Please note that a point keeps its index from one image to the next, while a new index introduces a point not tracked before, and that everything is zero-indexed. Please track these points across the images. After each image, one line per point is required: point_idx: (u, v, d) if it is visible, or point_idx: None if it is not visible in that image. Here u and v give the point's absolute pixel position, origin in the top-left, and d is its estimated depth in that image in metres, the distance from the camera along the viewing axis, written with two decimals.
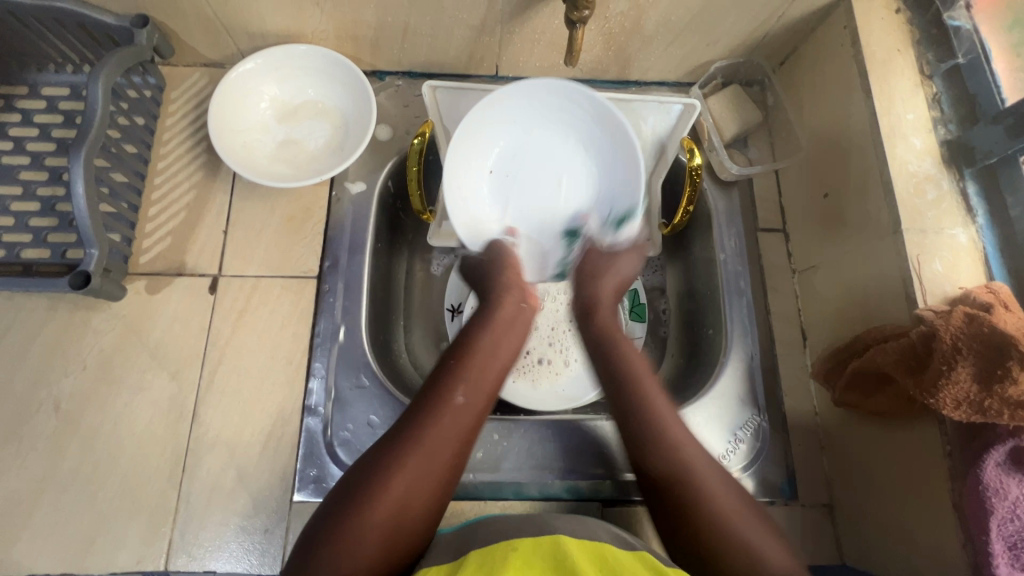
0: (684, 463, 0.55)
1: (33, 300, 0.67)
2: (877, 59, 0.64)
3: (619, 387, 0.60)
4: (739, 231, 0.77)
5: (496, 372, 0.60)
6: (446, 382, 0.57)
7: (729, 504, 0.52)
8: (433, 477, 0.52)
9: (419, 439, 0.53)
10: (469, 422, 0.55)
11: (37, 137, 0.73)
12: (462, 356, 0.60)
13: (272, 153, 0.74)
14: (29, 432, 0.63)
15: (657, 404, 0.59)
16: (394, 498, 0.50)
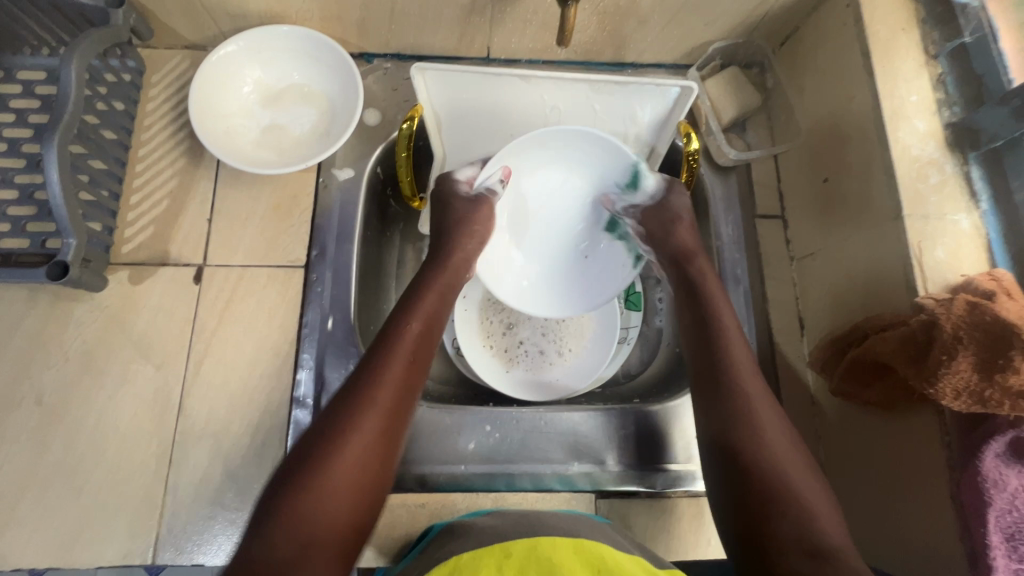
0: (764, 439, 0.52)
1: (13, 291, 0.65)
2: (881, 39, 0.62)
3: (726, 361, 0.57)
4: (737, 217, 0.75)
5: (430, 334, 0.57)
6: (384, 346, 0.54)
7: (793, 465, 0.50)
8: (383, 440, 0.49)
9: (365, 402, 0.49)
10: (409, 377, 0.53)
11: (13, 122, 0.71)
12: (408, 319, 0.56)
13: (257, 139, 0.71)
14: (11, 425, 0.62)
15: (751, 377, 0.56)
16: (347, 468, 0.46)
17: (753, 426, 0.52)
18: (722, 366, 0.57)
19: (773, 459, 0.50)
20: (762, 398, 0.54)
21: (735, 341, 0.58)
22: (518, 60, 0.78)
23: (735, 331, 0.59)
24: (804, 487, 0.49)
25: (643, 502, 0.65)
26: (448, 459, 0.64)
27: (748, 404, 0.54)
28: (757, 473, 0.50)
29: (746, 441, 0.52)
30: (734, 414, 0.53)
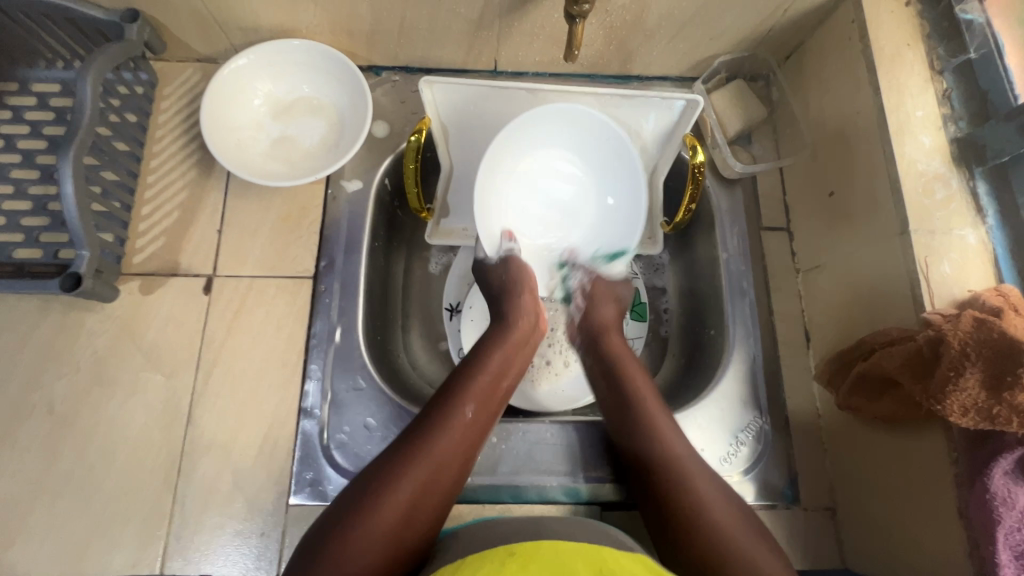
0: (686, 471, 0.55)
1: (25, 301, 0.66)
2: (886, 54, 0.63)
3: (635, 405, 0.61)
4: (742, 229, 0.76)
5: (500, 391, 0.60)
6: (458, 395, 0.57)
7: (722, 510, 0.52)
8: (433, 493, 0.52)
9: (423, 452, 0.52)
10: (474, 439, 0.56)
11: (28, 134, 0.72)
12: (479, 372, 0.59)
13: (267, 151, 0.72)
14: (23, 434, 0.62)
15: (654, 413, 0.60)
16: (398, 510, 0.49)
17: (674, 461, 0.56)
18: (621, 402, 0.62)
19: (681, 483, 0.54)
20: (676, 436, 0.59)
21: (642, 386, 0.63)
22: (524, 73, 0.79)
23: (643, 379, 0.64)
24: (717, 515, 0.52)
25: None
26: None
27: (659, 436, 0.58)
28: (679, 506, 0.53)
29: (669, 477, 0.55)
30: (647, 454, 0.58)
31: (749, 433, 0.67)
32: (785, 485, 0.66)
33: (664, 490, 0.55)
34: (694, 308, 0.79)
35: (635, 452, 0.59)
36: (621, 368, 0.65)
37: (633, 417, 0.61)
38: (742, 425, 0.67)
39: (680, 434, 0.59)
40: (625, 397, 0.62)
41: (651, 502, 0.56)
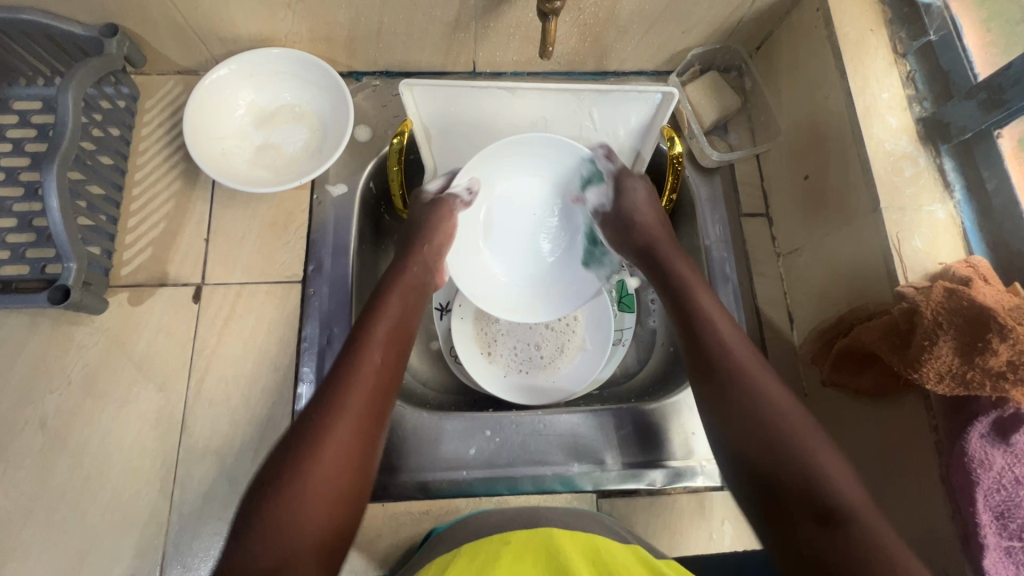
0: (779, 412, 0.53)
1: (14, 319, 0.66)
2: (850, 40, 0.65)
3: (725, 350, 0.58)
4: (723, 217, 0.77)
5: (404, 332, 0.61)
6: (363, 345, 0.57)
7: (778, 395, 0.55)
8: (361, 438, 0.52)
9: (343, 400, 0.53)
10: (384, 383, 0.56)
11: (10, 152, 0.72)
12: (377, 321, 0.60)
13: (252, 159, 0.73)
14: (15, 451, 0.62)
15: (737, 347, 0.58)
16: (331, 461, 0.49)
17: (779, 408, 0.54)
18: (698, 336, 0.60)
19: (784, 421, 0.53)
20: (765, 376, 0.56)
21: (734, 342, 0.59)
22: (503, 72, 0.81)
23: (723, 321, 0.60)
24: (839, 483, 0.49)
25: (644, 501, 0.67)
26: (451, 465, 0.65)
27: (753, 386, 0.55)
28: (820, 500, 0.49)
29: (784, 432, 0.52)
30: (739, 388, 0.55)
31: None
32: None
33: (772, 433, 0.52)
34: None
35: (709, 379, 0.57)
36: (702, 326, 0.60)
37: (727, 367, 0.57)
38: None
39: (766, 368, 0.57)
40: (715, 351, 0.58)
41: (760, 464, 0.52)
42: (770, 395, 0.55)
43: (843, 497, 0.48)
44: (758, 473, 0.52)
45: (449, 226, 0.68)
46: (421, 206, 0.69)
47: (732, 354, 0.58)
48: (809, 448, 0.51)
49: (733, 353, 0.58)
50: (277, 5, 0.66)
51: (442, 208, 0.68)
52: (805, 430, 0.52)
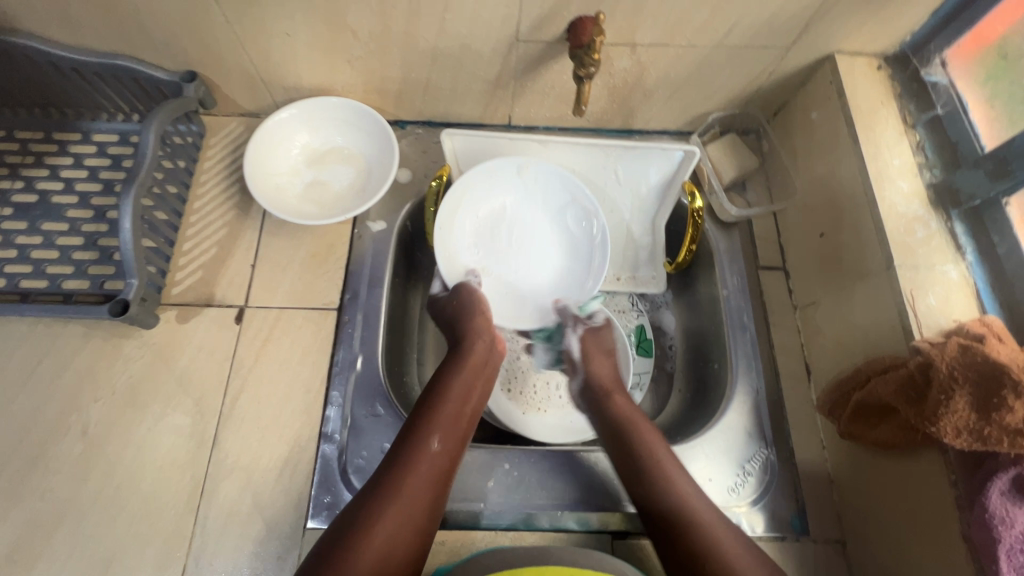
0: (688, 501, 0.58)
1: (70, 330, 0.71)
2: (863, 111, 0.70)
3: (632, 428, 0.66)
4: (741, 269, 0.81)
5: (467, 414, 0.64)
6: (424, 428, 0.60)
7: (685, 482, 0.61)
8: (417, 520, 0.55)
9: (403, 482, 0.56)
10: (444, 469, 0.59)
11: (86, 178, 0.79)
12: (439, 404, 0.63)
13: (302, 193, 0.79)
14: (55, 455, 0.65)
15: (648, 430, 0.66)
16: (382, 540, 0.52)
17: (683, 499, 0.59)
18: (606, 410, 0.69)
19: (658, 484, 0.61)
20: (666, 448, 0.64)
21: (642, 422, 0.67)
22: (535, 127, 0.87)
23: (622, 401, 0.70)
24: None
25: (662, 546, 0.65)
26: (468, 497, 0.66)
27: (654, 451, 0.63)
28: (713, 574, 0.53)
29: (687, 511, 0.58)
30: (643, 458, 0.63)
31: (756, 463, 0.69)
32: (795, 516, 0.67)
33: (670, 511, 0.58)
34: (698, 345, 0.85)
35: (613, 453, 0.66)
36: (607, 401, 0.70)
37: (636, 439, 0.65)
38: (747, 455, 0.70)
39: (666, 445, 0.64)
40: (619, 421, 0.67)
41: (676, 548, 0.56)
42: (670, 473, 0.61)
43: None
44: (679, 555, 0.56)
45: (484, 307, 0.73)
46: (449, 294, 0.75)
47: (644, 433, 0.65)
48: (722, 550, 0.54)
49: (643, 431, 0.65)
50: (339, 61, 0.74)
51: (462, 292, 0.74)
52: (715, 523, 0.57)
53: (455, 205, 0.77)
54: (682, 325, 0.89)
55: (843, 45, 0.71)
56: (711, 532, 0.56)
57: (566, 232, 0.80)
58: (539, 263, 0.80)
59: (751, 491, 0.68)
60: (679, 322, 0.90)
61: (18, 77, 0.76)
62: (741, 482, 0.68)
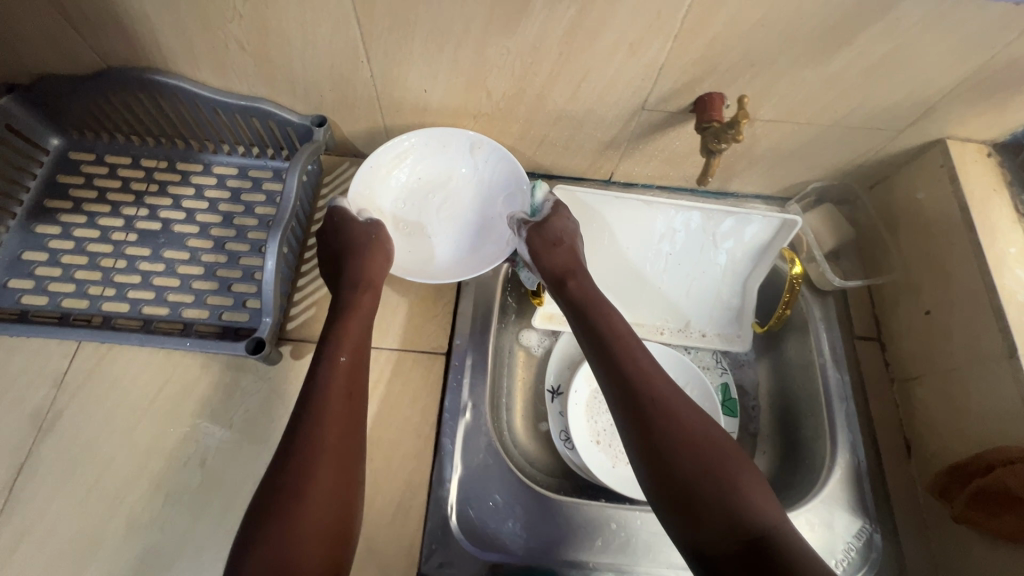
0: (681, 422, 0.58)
1: (190, 359, 0.73)
2: (977, 197, 0.72)
3: (624, 348, 0.65)
4: (837, 336, 0.81)
5: (358, 371, 0.64)
6: (317, 399, 0.59)
7: (679, 401, 0.60)
8: (342, 491, 0.55)
9: (319, 458, 0.55)
10: (348, 434, 0.59)
11: (206, 209, 0.82)
12: (332, 367, 0.62)
13: (399, 219, 0.82)
14: (177, 485, 0.67)
15: (637, 353, 0.65)
16: (313, 520, 0.53)
17: (676, 419, 0.58)
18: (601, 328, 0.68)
19: (665, 410, 0.59)
20: (656, 370, 0.63)
21: (637, 345, 0.66)
22: (634, 183, 0.90)
23: (642, 350, 0.65)
24: (749, 497, 0.53)
25: None
26: (576, 555, 0.67)
27: (643, 372, 0.62)
28: (713, 497, 0.53)
29: (675, 432, 0.57)
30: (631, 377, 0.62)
31: (860, 540, 0.69)
32: None
33: (658, 433, 0.57)
34: (786, 408, 0.85)
35: (613, 376, 0.63)
36: (598, 317, 0.69)
37: (622, 360, 0.64)
38: (852, 531, 0.69)
39: (663, 373, 0.63)
40: (611, 343, 0.66)
41: (667, 479, 0.55)
42: (661, 393, 0.60)
43: (762, 520, 0.51)
44: (669, 481, 0.55)
45: (370, 248, 0.74)
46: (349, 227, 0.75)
47: (635, 356, 0.64)
48: (727, 475, 0.54)
49: (637, 356, 0.64)
50: (465, 115, 0.77)
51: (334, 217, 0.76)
52: (709, 445, 0.57)
53: (394, 163, 0.80)
54: (767, 386, 0.89)
55: (955, 131, 0.74)
56: (703, 446, 0.57)
57: (488, 213, 0.83)
58: (442, 225, 0.83)
59: (854, 567, 0.68)
60: (764, 382, 0.89)
61: (156, 111, 0.79)
62: (843, 558, 0.68)
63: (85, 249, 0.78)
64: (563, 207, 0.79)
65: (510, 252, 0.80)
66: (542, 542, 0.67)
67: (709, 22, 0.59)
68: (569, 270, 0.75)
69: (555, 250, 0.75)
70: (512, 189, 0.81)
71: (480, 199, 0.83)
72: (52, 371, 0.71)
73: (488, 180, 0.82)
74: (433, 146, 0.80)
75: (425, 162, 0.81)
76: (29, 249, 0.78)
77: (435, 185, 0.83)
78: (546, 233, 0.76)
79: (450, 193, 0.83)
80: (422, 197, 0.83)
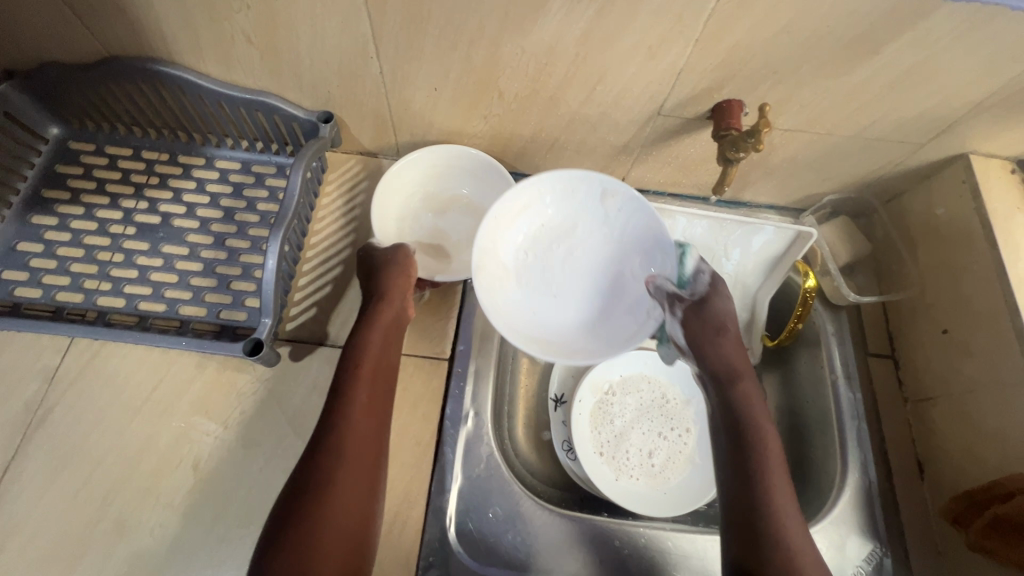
0: (777, 511, 0.54)
1: (186, 357, 0.71)
2: (1000, 215, 0.70)
3: (745, 411, 0.61)
4: (851, 354, 0.79)
5: (385, 366, 0.62)
6: (346, 390, 0.58)
7: (780, 484, 0.56)
8: (364, 484, 0.54)
9: (342, 449, 0.54)
10: (374, 427, 0.58)
11: (207, 204, 0.80)
12: (359, 361, 0.61)
13: (420, 240, 0.82)
14: (169, 488, 0.65)
15: (761, 419, 0.60)
16: (337, 513, 0.52)
17: (775, 505, 0.55)
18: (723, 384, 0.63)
19: (771, 493, 0.55)
20: (775, 446, 0.59)
21: (760, 411, 0.61)
22: (645, 190, 0.88)
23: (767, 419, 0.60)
24: None
25: None
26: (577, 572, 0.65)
27: (762, 444, 0.58)
28: None
29: (771, 519, 0.54)
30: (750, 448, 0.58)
31: (869, 565, 0.67)
32: None
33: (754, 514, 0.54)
34: (794, 425, 0.82)
35: (729, 437, 0.60)
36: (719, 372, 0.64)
37: (741, 424, 0.60)
38: (862, 556, 0.67)
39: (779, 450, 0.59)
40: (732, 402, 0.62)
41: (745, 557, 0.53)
42: (769, 470, 0.57)
43: None
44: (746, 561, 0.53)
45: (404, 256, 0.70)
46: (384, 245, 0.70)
47: (755, 422, 0.60)
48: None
49: (756, 423, 0.60)
50: (475, 115, 0.75)
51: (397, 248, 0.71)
52: (802, 541, 0.53)
53: (517, 211, 0.70)
54: (775, 401, 0.87)
55: (979, 147, 0.72)
56: (793, 541, 0.53)
57: (620, 274, 0.71)
58: (564, 291, 0.72)
59: None
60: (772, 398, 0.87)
61: (160, 103, 0.77)
62: None
63: (82, 241, 0.76)
64: (720, 285, 0.69)
65: (655, 326, 0.68)
66: (543, 559, 0.65)
67: (730, 28, 0.57)
68: (730, 363, 0.64)
69: (718, 336, 0.66)
70: (651, 246, 0.69)
71: (611, 258, 0.72)
72: (43, 367, 0.70)
73: (623, 232, 0.71)
74: (551, 195, 0.70)
75: (601, 217, 0.71)
76: (24, 240, 0.76)
77: (571, 242, 0.72)
78: (714, 321, 0.66)
79: (580, 248, 0.72)
80: (551, 254, 0.72)
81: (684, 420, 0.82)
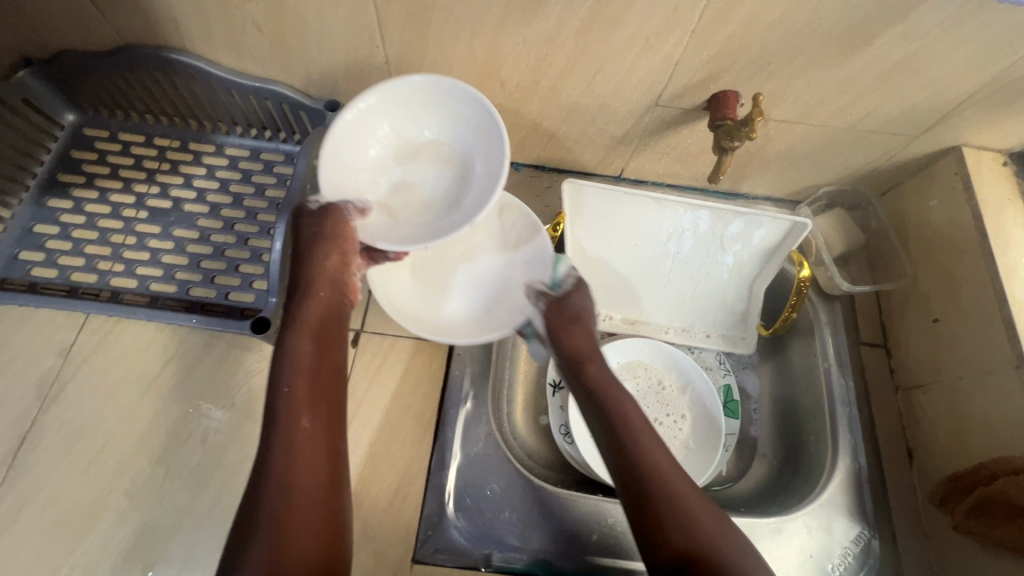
0: (687, 503, 0.54)
1: (195, 336, 0.73)
2: (990, 206, 0.72)
3: (603, 397, 0.63)
4: (843, 342, 0.81)
5: (327, 370, 0.59)
6: (285, 409, 0.54)
7: (668, 469, 0.57)
8: (321, 505, 0.52)
9: (289, 475, 0.51)
10: (323, 443, 0.54)
11: (217, 189, 0.83)
12: (292, 372, 0.57)
13: (382, 198, 0.67)
14: (178, 461, 0.67)
15: (622, 402, 0.63)
16: (300, 542, 0.49)
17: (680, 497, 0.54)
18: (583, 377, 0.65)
19: (666, 485, 0.55)
20: (646, 434, 0.59)
21: (624, 399, 0.63)
22: (644, 181, 0.90)
23: (632, 403, 0.62)
24: None
25: None
26: (572, 548, 0.67)
27: (631, 433, 0.59)
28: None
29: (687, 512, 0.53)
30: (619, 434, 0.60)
31: (857, 546, 0.68)
32: None
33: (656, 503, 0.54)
34: (788, 413, 0.84)
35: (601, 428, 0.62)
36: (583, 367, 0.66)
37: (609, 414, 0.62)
38: (850, 537, 0.69)
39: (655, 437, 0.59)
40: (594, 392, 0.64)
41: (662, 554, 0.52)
42: (646, 454, 0.58)
43: None
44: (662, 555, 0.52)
45: (344, 236, 0.65)
46: (308, 219, 0.66)
47: (619, 409, 0.62)
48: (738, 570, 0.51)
49: (620, 409, 0.62)
50: None
51: (310, 221, 0.66)
52: (722, 534, 0.52)
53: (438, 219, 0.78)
54: (768, 390, 0.88)
55: (971, 139, 0.73)
56: (711, 533, 0.52)
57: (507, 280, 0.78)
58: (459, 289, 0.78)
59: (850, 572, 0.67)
60: (766, 386, 0.89)
61: (172, 91, 0.80)
62: (839, 562, 0.68)
63: (96, 224, 0.79)
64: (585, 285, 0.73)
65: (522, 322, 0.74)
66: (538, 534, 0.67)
67: (725, 19, 0.58)
68: (582, 354, 0.67)
69: (582, 334, 0.69)
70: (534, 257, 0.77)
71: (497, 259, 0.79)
72: (59, 344, 0.72)
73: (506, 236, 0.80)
74: None
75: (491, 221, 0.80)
76: (40, 223, 0.78)
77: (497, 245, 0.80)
78: (568, 317, 0.70)
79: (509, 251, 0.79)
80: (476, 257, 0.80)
81: (679, 406, 0.84)
